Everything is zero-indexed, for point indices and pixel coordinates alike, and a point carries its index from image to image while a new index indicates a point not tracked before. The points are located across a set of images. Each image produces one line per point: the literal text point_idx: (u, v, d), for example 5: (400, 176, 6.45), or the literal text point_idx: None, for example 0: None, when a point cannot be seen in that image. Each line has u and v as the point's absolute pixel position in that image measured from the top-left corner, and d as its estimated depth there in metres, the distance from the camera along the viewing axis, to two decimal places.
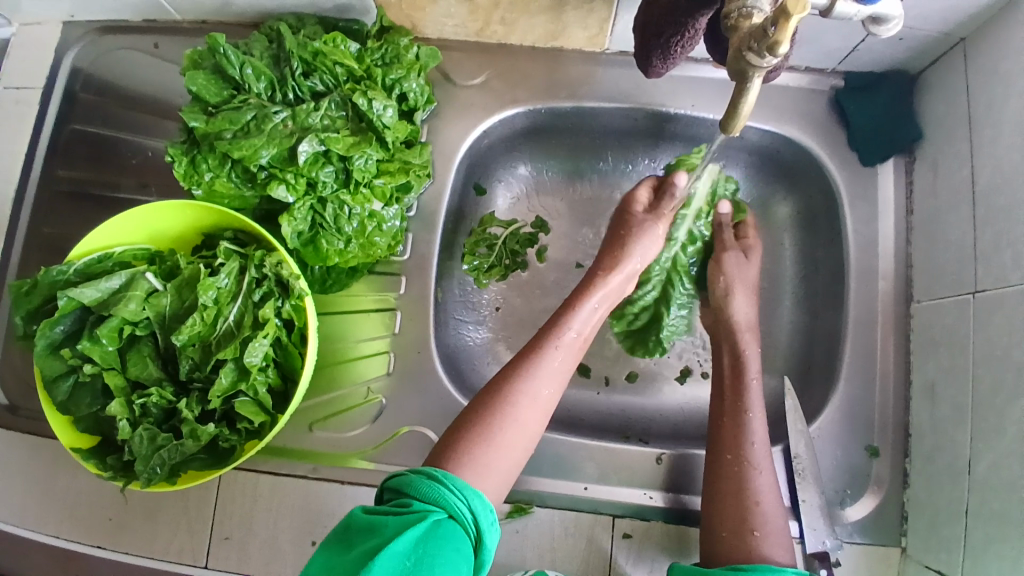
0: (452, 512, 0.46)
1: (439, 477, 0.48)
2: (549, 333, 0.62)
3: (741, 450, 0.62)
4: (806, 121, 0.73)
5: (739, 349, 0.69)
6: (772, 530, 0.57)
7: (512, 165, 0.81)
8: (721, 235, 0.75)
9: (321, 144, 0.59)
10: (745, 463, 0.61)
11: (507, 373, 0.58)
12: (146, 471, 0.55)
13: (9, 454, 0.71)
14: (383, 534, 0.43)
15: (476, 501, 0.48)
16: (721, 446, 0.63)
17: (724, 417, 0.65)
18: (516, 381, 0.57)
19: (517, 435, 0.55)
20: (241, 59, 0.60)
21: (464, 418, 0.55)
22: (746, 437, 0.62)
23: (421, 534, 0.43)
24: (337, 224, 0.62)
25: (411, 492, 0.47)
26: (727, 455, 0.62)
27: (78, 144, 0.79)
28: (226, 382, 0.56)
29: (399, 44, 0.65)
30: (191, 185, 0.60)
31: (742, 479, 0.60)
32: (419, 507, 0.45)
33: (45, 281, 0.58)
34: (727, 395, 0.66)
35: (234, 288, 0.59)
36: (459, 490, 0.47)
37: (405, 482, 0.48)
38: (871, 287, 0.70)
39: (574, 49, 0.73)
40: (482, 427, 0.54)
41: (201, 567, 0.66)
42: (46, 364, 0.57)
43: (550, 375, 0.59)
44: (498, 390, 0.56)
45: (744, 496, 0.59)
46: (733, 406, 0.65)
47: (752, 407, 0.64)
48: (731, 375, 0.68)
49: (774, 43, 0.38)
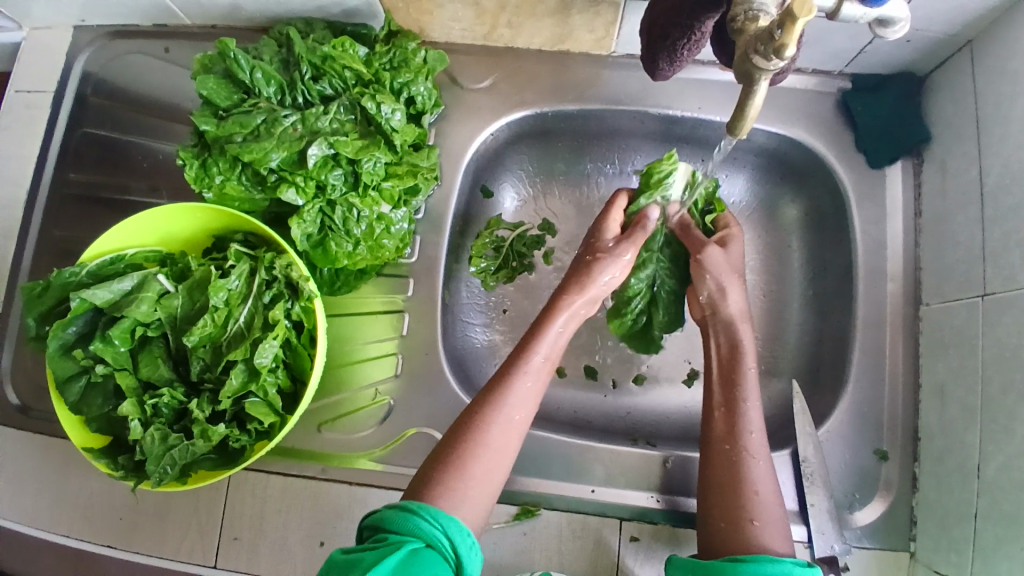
0: (430, 541, 0.48)
1: (413, 508, 0.50)
2: (518, 359, 0.61)
3: (738, 440, 0.61)
4: (813, 123, 0.73)
5: (733, 339, 0.66)
6: (772, 519, 0.57)
7: (520, 168, 0.82)
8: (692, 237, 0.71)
9: (331, 147, 0.59)
10: (742, 452, 0.60)
11: (478, 402, 0.58)
12: (158, 471, 0.56)
13: (21, 454, 0.72)
14: (362, 566, 0.45)
15: (453, 527, 0.49)
16: (716, 438, 0.62)
17: (718, 407, 0.64)
18: (487, 411, 0.57)
19: (492, 462, 0.55)
20: (251, 64, 0.60)
21: (436, 454, 0.56)
22: (743, 427, 0.61)
23: (396, 563, 0.45)
24: (346, 227, 0.63)
25: (388, 527, 0.49)
26: (723, 445, 0.61)
27: (89, 148, 0.80)
28: (237, 383, 0.57)
29: (407, 48, 0.66)
30: (202, 188, 0.61)
31: (739, 469, 0.59)
32: (394, 539, 0.47)
33: (59, 282, 0.59)
34: (719, 385, 0.65)
35: (245, 290, 0.59)
36: (433, 518, 0.49)
37: (383, 517, 0.49)
38: (878, 288, 0.70)
39: (580, 52, 0.73)
40: (455, 462, 0.54)
41: (211, 567, 0.66)
42: (58, 365, 0.58)
43: (521, 399, 0.59)
44: (471, 421, 0.57)
45: (741, 487, 0.58)
46: (727, 397, 0.64)
47: (746, 397, 0.63)
48: (724, 365, 0.66)
49: (781, 46, 0.38)
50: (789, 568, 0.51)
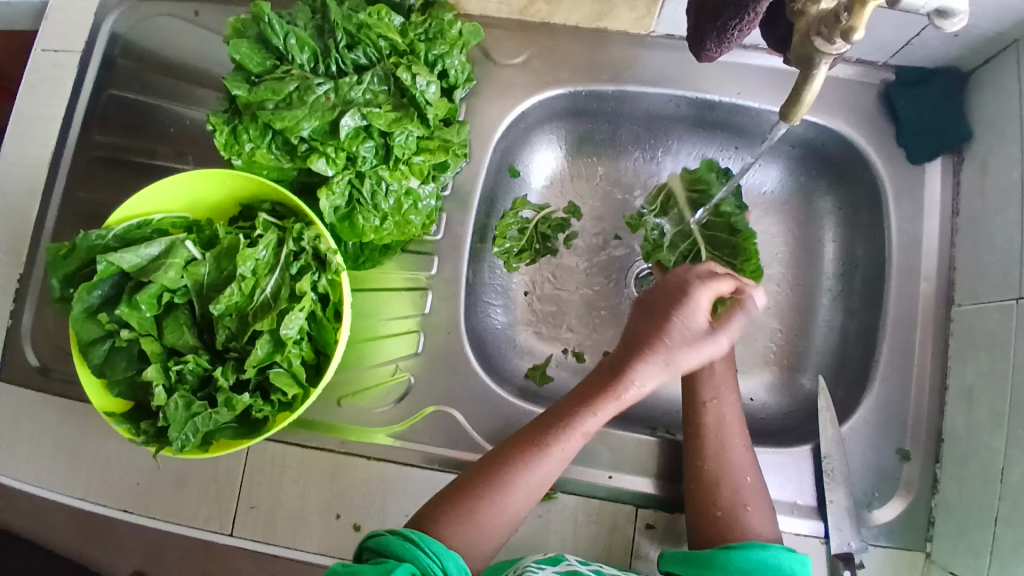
0: (425, 572, 0.48)
1: (413, 536, 0.50)
2: (562, 423, 0.57)
3: (722, 430, 0.61)
4: (853, 114, 0.71)
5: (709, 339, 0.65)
6: (762, 505, 0.57)
7: (548, 149, 0.80)
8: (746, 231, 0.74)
9: (364, 119, 0.58)
10: (726, 440, 0.60)
11: (508, 456, 0.56)
12: (180, 437, 0.55)
13: (41, 414, 0.73)
14: None
15: (451, 561, 0.49)
16: (697, 432, 0.61)
17: (704, 400, 0.62)
18: (510, 476, 0.55)
19: (501, 515, 0.55)
20: (285, 29, 0.59)
21: (451, 496, 0.55)
22: (722, 416, 0.61)
23: None
24: (374, 201, 0.62)
25: (388, 551, 0.48)
26: (707, 438, 0.60)
27: (114, 109, 0.79)
28: (261, 353, 0.56)
29: (444, 19, 0.64)
30: (231, 155, 0.60)
31: (727, 458, 0.59)
32: (394, 565, 0.47)
33: (84, 245, 0.58)
34: (704, 377, 0.63)
35: (272, 260, 0.58)
36: (435, 553, 0.49)
37: (383, 541, 0.49)
38: (910, 288, 0.68)
39: (618, 31, 0.72)
40: (470, 510, 0.54)
41: (227, 534, 0.67)
42: (82, 329, 0.57)
43: (551, 467, 0.56)
44: (489, 478, 0.56)
45: (733, 471, 0.58)
46: (713, 388, 0.62)
47: (730, 389, 0.62)
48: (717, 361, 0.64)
49: (847, 30, 0.37)
50: (778, 552, 0.52)
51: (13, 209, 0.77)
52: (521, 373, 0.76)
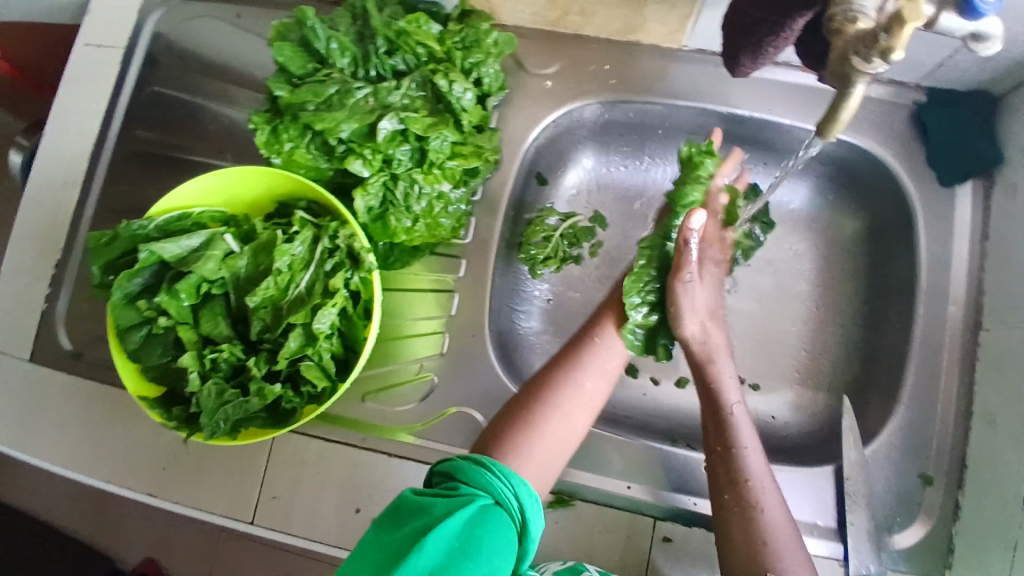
0: (499, 498, 0.49)
1: (485, 462, 0.50)
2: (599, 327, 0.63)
3: (738, 487, 0.54)
4: (884, 134, 0.71)
5: (716, 382, 0.58)
6: (797, 571, 0.49)
7: (574, 158, 0.81)
8: (682, 252, 0.61)
9: (401, 123, 0.60)
10: (744, 501, 0.53)
11: (557, 366, 0.60)
12: (211, 424, 0.56)
13: (72, 396, 0.75)
14: (430, 514, 0.46)
15: (523, 489, 0.50)
16: (717, 485, 0.55)
17: (715, 449, 0.56)
18: (556, 384, 0.58)
19: (565, 423, 0.57)
20: (327, 34, 0.61)
21: (496, 425, 0.56)
22: (740, 473, 0.54)
23: (469, 517, 0.46)
24: (406, 202, 0.63)
25: (459, 477, 0.49)
26: (723, 494, 0.54)
27: (155, 106, 0.82)
28: (294, 345, 0.57)
29: (480, 29, 0.64)
30: (271, 153, 0.62)
31: (747, 517, 0.52)
32: (466, 491, 0.48)
33: (126, 233, 0.60)
34: (711, 426, 0.57)
35: (307, 256, 0.60)
36: (505, 476, 0.50)
37: (453, 467, 0.50)
38: (938, 310, 0.68)
39: (649, 44, 0.73)
40: (512, 446, 0.54)
41: (247, 523, 0.68)
42: (120, 314, 0.59)
43: (591, 369, 0.60)
44: (520, 416, 0.56)
45: (755, 535, 0.51)
46: (722, 435, 0.56)
47: (742, 442, 0.55)
48: (712, 409, 0.58)
49: (886, 49, 0.38)
50: None
51: (54, 197, 0.80)
52: None
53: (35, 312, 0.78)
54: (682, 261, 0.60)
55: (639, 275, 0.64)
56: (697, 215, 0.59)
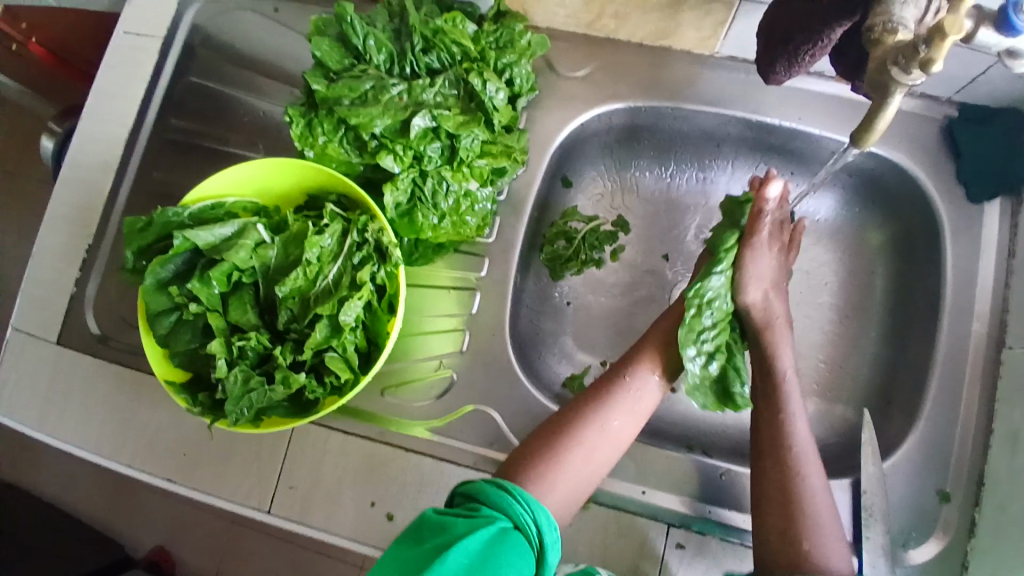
0: (517, 523, 0.49)
1: (506, 486, 0.51)
2: (633, 363, 0.63)
3: (782, 456, 0.57)
4: (914, 147, 0.70)
5: (773, 349, 0.62)
6: (829, 538, 0.53)
7: (598, 162, 0.82)
8: (756, 220, 0.65)
9: (433, 120, 0.61)
10: (786, 469, 0.56)
11: (588, 399, 0.60)
12: (235, 411, 0.57)
13: (99, 378, 0.77)
14: (451, 531, 0.47)
15: (542, 516, 0.50)
16: (759, 451, 0.59)
17: (764, 415, 0.60)
18: (583, 419, 0.58)
19: (588, 459, 0.57)
20: (365, 31, 0.62)
21: (521, 451, 0.57)
22: (786, 440, 0.58)
23: (488, 537, 0.47)
24: (434, 200, 0.64)
25: (479, 498, 0.50)
26: (765, 461, 0.57)
27: (191, 97, 0.84)
28: (320, 336, 0.58)
29: (515, 29, 0.66)
30: (305, 146, 0.62)
31: (789, 483, 0.55)
32: (486, 512, 0.49)
33: (160, 220, 0.61)
34: (763, 392, 0.61)
35: (336, 249, 0.61)
36: (525, 501, 0.51)
37: (474, 488, 0.51)
38: (962, 326, 0.67)
39: (682, 49, 0.73)
40: (536, 472, 0.55)
41: (264, 512, 0.70)
42: (152, 299, 0.60)
43: (620, 409, 0.59)
44: (546, 442, 0.57)
45: (790, 499, 0.55)
46: (772, 404, 0.60)
47: (792, 412, 0.59)
48: (764, 380, 0.62)
49: (926, 61, 0.38)
50: None
51: (86, 183, 0.81)
52: (559, 382, 0.77)
53: (63, 295, 0.80)
54: (755, 232, 0.64)
55: (693, 327, 0.62)
56: (774, 182, 0.64)
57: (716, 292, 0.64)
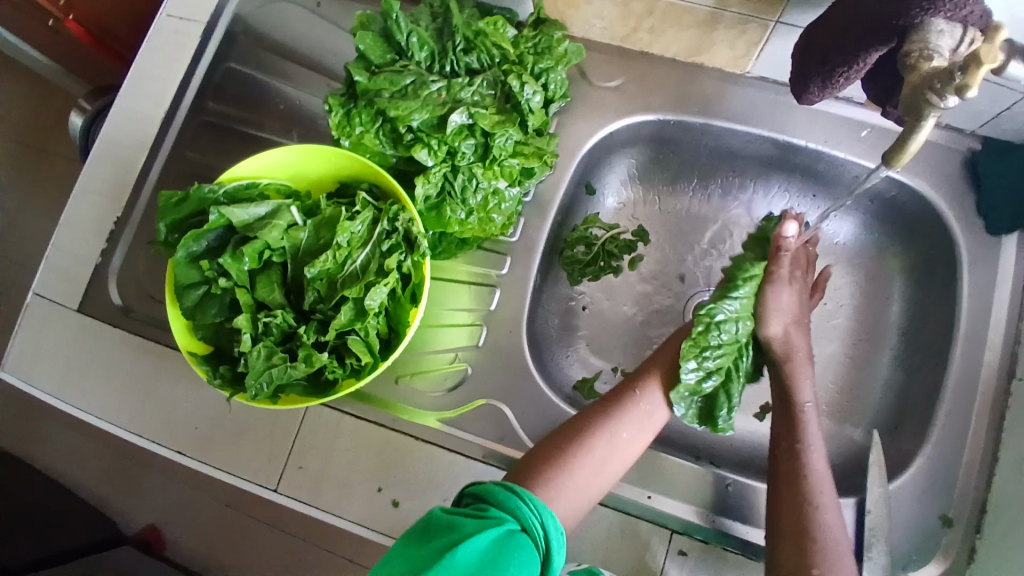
0: (526, 526, 0.50)
1: (515, 489, 0.52)
2: (644, 380, 0.64)
3: (800, 485, 0.56)
4: (935, 177, 0.72)
5: (792, 380, 0.62)
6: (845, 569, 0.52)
7: (624, 172, 0.83)
8: (777, 258, 0.66)
9: (470, 118, 0.62)
10: (803, 499, 0.55)
11: (600, 409, 0.62)
12: (255, 385, 0.59)
13: (120, 350, 0.79)
14: (461, 530, 0.48)
15: (550, 521, 0.51)
16: (777, 479, 0.58)
17: (781, 445, 0.59)
18: (596, 427, 0.59)
19: (596, 467, 0.58)
20: (409, 28, 0.63)
21: (525, 464, 0.58)
22: (805, 470, 0.57)
23: (496, 537, 0.48)
24: (463, 195, 0.65)
25: (489, 499, 0.51)
26: (783, 489, 0.57)
27: (228, 81, 0.85)
28: (344, 318, 0.59)
29: (553, 36, 0.66)
30: (342, 135, 0.64)
31: (805, 511, 0.55)
32: (496, 514, 0.50)
33: (197, 196, 0.63)
34: (785, 424, 0.61)
35: (365, 236, 0.62)
36: (534, 507, 0.51)
37: (484, 490, 0.52)
38: (974, 356, 0.68)
39: (713, 67, 0.74)
40: (546, 477, 0.56)
41: (272, 490, 0.71)
42: (182, 271, 0.62)
43: (632, 419, 0.61)
44: (557, 448, 0.58)
45: (806, 530, 0.54)
46: (789, 436, 0.60)
47: (808, 441, 0.58)
48: (784, 407, 0.62)
49: (962, 86, 0.40)
50: None
51: (121, 158, 0.83)
52: (571, 385, 0.78)
53: (90, 265, 0.82)
54: (774, 267, 0.65)
55: (698, 342, 0.63)
56: (791, 223, 0.65)
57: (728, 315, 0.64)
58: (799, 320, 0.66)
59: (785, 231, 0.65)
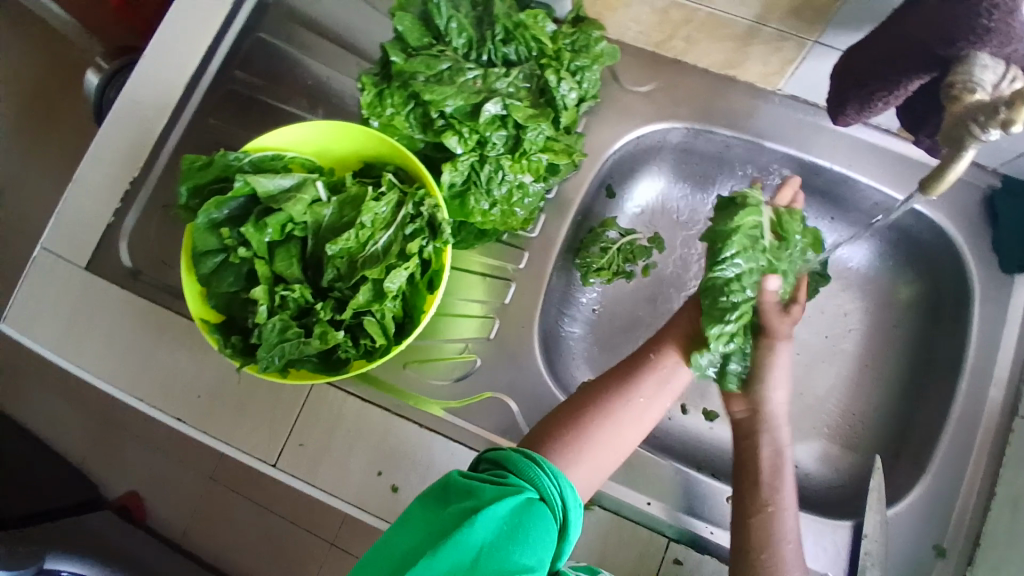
0: (544, 494, 0.50)
1: (535, 457, 0.52)
2: (658, 349, 0.63)
3: (775, 549, 0.55)
4: (955, 211, 0.72)
5: (771, 445, 0.59)
6: None
7: (644, 177, 0.83)
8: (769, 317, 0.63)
9: (504, 108, 0.62)
10: (777, 565, 0.54)
11: (614, 378, 0.61)
12: (266, 358, 0.58)
13: (126, 312, 0.78)
14: (480, 497, 0.48)
15: (568, 491, 0.51)
16: (749, 544, 0.56)
17: (752, 509, 0.57)
18: (611, 396, 0.59)
19: (612, 435, 0.58)
20: (449, 13, 0.63)
21: (538, 434, 0.58)
22: (779, 536, 0.55)
23: (517, 504, 0.48)
24: (488, 186, 0.65)
25: (508, 467, 0.51)
26: (756, 555, 0.55)
27: (256, 51, 0.85)
28: (362, 298, 0.59)
29: (591, 35, 0.66)
30: (372, 115, 0.64)
31: None
32: (515, 482, 0.50)
33: (221, 163, 0.62)
34: (756, 485, 0.58)
35: (389, 218, 0.62)
36: (552, 475, 0.51)
37: (505, 457, 0.52)
38: (979, 390, 0.68)
39: (745, 81, 0.74)
40: (561, 446, 0.56)
41: (271, 466, 0.70)
42: (201, 238, 0.61)
43: (649, 388, 0.61)
44: (570, 418, 0.58)
45: None
46: (764, 497, 0.57)
47: (784, 504, 0.56)
48: (759, 471, 0.59)
49: (1006, 121, 0.40)
50: None
51: (141, 120, 0.82)
52: (575, 385, 0.78)
53: (101, 224, 0.81)
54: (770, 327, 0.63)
55: (711, 314, 0.61)
56: (775, 280, 0.63)
57: (733, 278, 0.62)
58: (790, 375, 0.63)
59: (767, 287, 0.63)
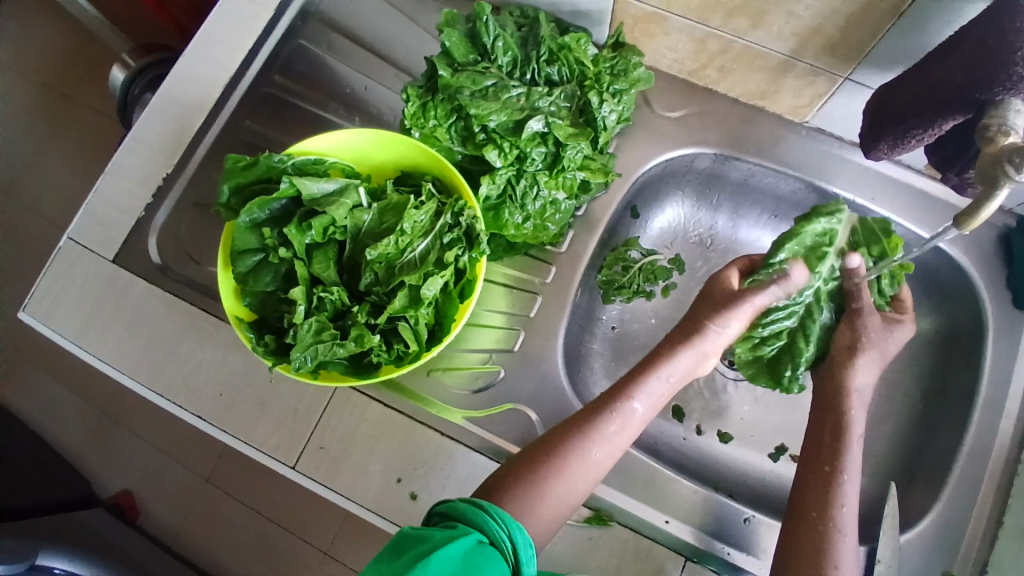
0: (493, 538, 0.51)
1: (481, 506, 0.52)
2: (621, 395, 0.63)
3: (829, 511, 0.60)
4: (972, 247, 0.74)
5: (846, 409, 0.66)
6: None
7: (669, 200, 0.85)
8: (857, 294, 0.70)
9: (546, 126, 0.64)
10: (830, 525, 0.59)
11: (572, 426, 0.61)
12: (300, 358, 0.59)
13: (151, 307, 0.79)
14: (429, 543, 0.48)
15: (517, 534, 0.52)
16: (806, 503, 0.61)
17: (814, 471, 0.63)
18: (571, 445, 0.60)
19: (567, 487, 0.59)
20: (496, 32, 0.65)
21: (496, 484, 0.58)
22: (836, 499, 0.61)
23: (466, 548, 0.48)
24: (523, 200, 0.67)
25: (456, 516, 0.51)
26: (811, 514, 0.60)
27: (297, 57, 0.87)
28: (398, 304, 0.61)
29: (630, 60, 0.68)
30: (415, 126, 0.66)
31: (825, 542, 0.59)
32: (464, 528, 0.50)
33: (265, 163, 0.63)
34: (824, 447, 0.65)
35: (428, 226, 0.63)
36: (501, 520, 0.52)
37: (453, 507, 0.52)
38: (990, 421, 0.70)
39: (774, 112, 0.77)
40: (515, 499, 0.57)
41: (290, 467, 0.71)
42: (241, 236, 0.62)
43: (606, 440, 0.61)
44: (527, 470, 0.59)
45: (823, 558, 0.58)
46: (828, 463, 0.63)
47: (846, 467, 0.62)
48: (830, 430, 0.65)
49: None
50: None
51: (177, 118, 0.84)
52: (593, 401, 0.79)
53: (132, 217, 0.82)
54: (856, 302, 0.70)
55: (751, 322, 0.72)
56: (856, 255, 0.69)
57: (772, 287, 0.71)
58: (878, 357, 0.68)
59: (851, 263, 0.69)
